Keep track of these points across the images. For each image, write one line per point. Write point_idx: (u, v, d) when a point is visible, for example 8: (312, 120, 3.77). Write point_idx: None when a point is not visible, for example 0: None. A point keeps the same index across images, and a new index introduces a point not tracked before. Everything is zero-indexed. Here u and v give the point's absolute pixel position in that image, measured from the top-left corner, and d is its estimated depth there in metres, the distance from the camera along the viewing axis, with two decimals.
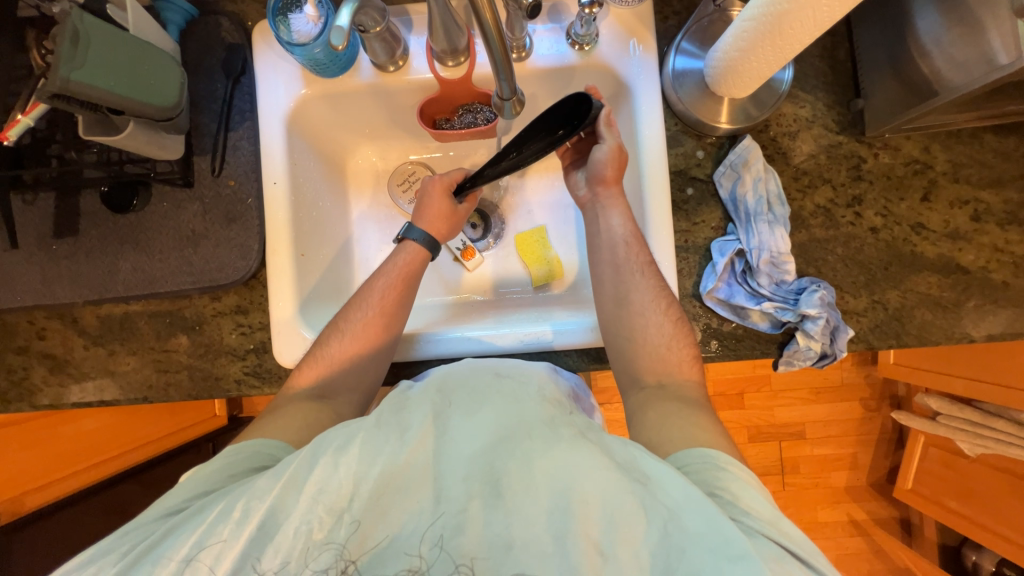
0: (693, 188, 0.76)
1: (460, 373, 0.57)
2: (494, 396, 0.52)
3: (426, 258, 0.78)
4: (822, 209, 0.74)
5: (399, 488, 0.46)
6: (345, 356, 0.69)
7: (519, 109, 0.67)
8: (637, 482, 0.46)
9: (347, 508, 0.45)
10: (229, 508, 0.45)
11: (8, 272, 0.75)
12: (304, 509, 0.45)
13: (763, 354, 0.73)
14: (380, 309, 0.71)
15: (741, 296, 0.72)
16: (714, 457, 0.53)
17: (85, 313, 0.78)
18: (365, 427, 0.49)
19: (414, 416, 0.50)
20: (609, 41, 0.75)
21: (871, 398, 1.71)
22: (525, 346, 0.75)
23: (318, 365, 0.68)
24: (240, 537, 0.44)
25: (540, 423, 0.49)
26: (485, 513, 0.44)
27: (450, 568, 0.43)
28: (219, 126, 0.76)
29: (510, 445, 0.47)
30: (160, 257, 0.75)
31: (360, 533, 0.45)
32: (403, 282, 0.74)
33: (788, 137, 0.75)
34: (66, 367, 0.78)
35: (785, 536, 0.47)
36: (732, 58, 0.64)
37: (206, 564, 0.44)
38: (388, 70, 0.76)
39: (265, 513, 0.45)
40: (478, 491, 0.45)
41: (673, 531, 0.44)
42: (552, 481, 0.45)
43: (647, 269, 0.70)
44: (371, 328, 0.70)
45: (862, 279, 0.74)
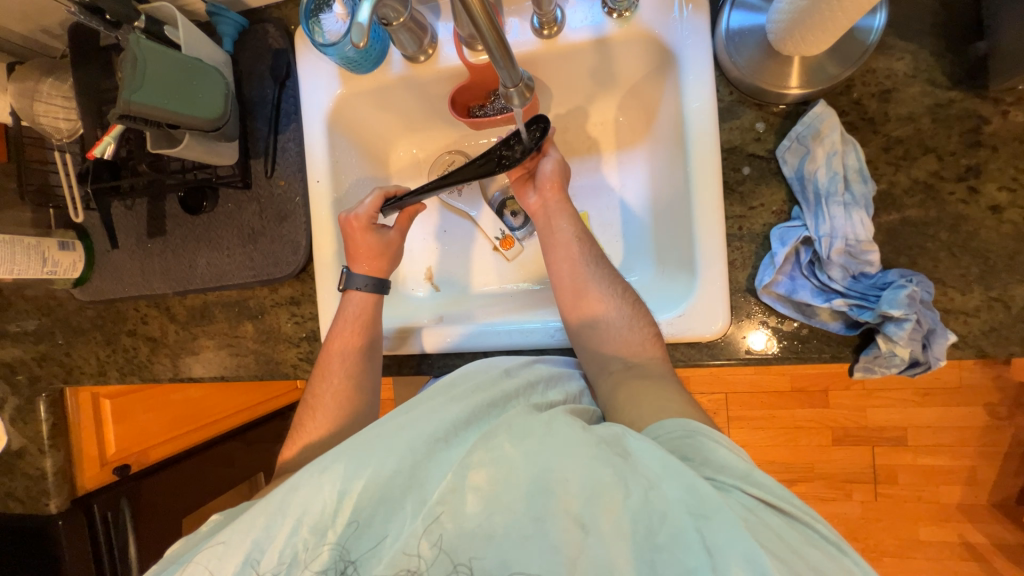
0: (751, 167, 0.66)
1: (471, 370, 0.61)
2: (473, 394, 0.55)
3: (377, 300, 0.78)
4: (922, 185, 0.61)
5: (386, 494, 0.48)
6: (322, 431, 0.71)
7: (528, 94, 0.61)
8: (616, 457, 0.47)
9: (332, 524, 0.47)
10: (212, 547, 0.48)
11: (117, 268, 0.88)
12: (289, 532, 0.47)
13: (833, 358, 0.63)
14: (340, 334, 0.75)
15: (806, 291, 0.62)
16: (689, 424, 0.53)
17: (174, 303, 0.90)
18: (348, 445, 0.51)
19: (398, 421, 0.53)
20: (652, 4, 0.67)
21: (1000, 403, 1.43)
22: (558, 343, 0.73)
23: (301, 438, 0.73)
24: (227, 569, 0.46)
25: (519, 414, 0.51)
26: (465, 501, 0.45)
27: (449, 569, 0.43)
28: (270, 129, 0.81)
29: (485, 437, 0.48)
30: (229, 253, 0.84)
31: (354, 535, 0.47)
32: (359, 334, 0.75)
33: (878, 98, 0.62)
34: (164, 348, 0.91)
35: (762, 487, 0.46)
36: (805, 8, 0.54)
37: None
38: (419, 61, 0.75)
39: (250, 544, 0.47)
40: (458, 483, 0.46)
41: (654, 499, 0.44)
42: (529, 464, 0.46)
43: (601, 260, 0.71)
44: (336, 386, 0.73)
45: (975, 270, 0.59)
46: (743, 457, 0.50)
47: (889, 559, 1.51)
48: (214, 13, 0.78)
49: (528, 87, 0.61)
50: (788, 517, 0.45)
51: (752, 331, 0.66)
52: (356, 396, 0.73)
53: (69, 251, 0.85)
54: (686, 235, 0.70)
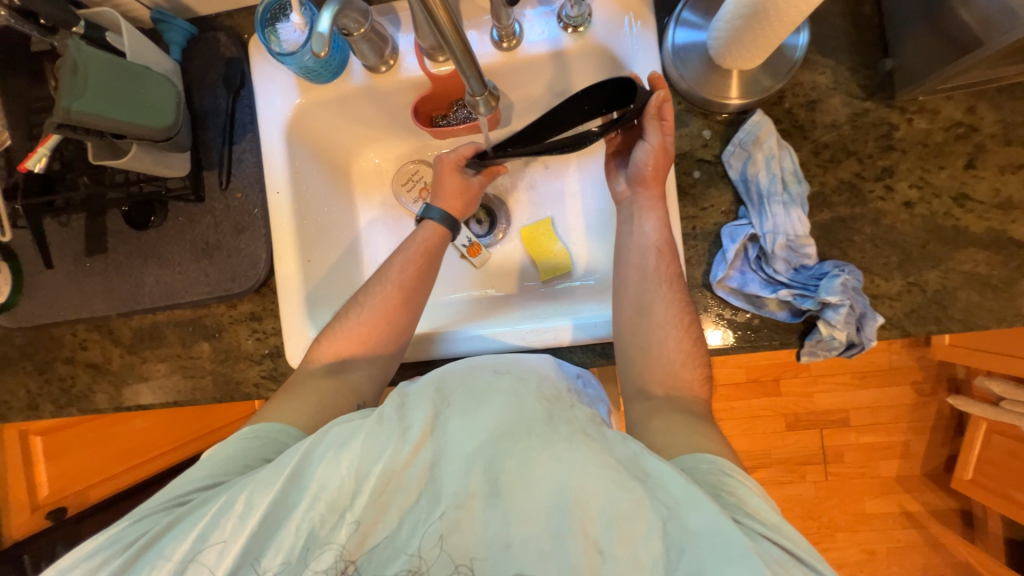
0: (701, 171, 0.71)
1: (459, 372, 0.60)
2: (493, 395, 0.54)
3: (446, 235, 0.79)
4: (847, 185, 0.68)
5: (400, 484, 0.48)
6: (362, 327, 0.71)
7: (495, 103, 0.64)
8: (637, 480, 0.48)
9: (349, 505, 0.48)
10: (233, 501, 0.49)
11: (51, 290, 0.82)
12: (306, 508, 0.48)
13: (782, 345, 0.69)
14: (411, 252, 0.76)
15: (755, 284, 0.67)
16: (722, 463, 0.52)
17: (119, 325, 0.84)
18: (367, 424, 0.52)
19: (417, 416, 0.52)
20: (604, 20, 0.71)
21: (925, 381, 1.59)
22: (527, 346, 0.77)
23: (339, 339, 0.71)
24: (243, 535, 0.47)
25: (540, 419, 0.51)
26: (482, 513, 0.47)
27: (450, 568, 0.45)
28: (223, 140, 0.79)
29: (509, 444, 0.49)
30: (180, 269, 0.80)
31: (359, 533, 0.47)
32: (423, 258, 0.76)
33: (805, 108, 0.69)
34: (108, 374, 0.84)
35: (788, 540, 0.47)
36: (741, 25, 0.59)
37: (213, 554, 0.47)
38: (380, 71, 0.76)
39: (268, 507, 0.48)
40: (478, 490, 0.47)
41: (675, 527, 0.45)
42: (551, 481, 0.47)
43: (674, 282, 0.67)
44: (394, 299, 0.73)
45: (895, 259, 0.67)
46: (774, 507, 0.50)
47: (841, 534, 1.62)
48: (159, 20, 0.75)
49: (494, 96, 0.63)
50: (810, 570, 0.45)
51: (708, 334, 0.70)
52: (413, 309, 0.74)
53: None
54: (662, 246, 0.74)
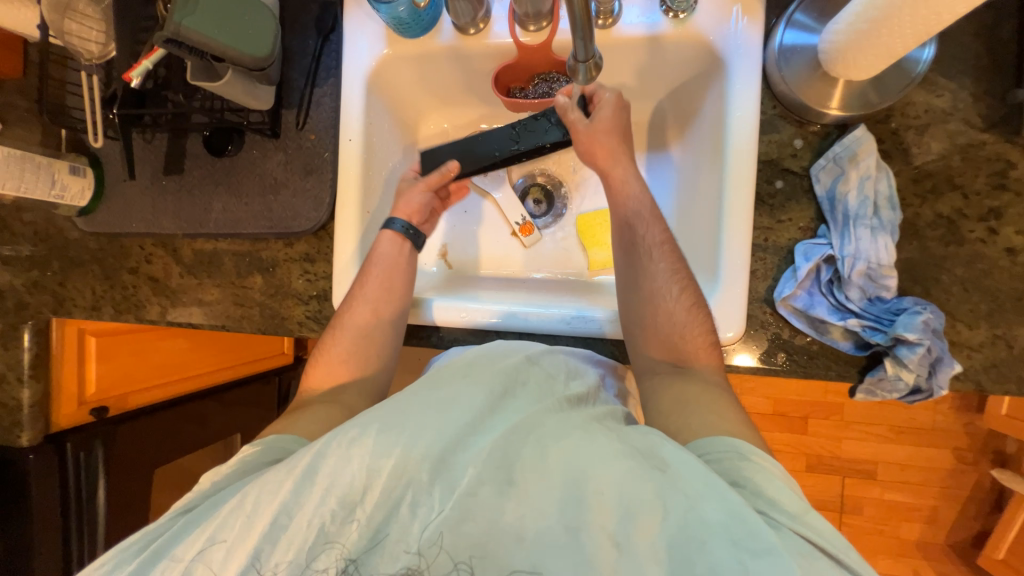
0: (784, 181, 0.67)
1: (484, 356, 0.59)
2: (509, 387, 0.55)
3: (406, 245, 0.78)
4: (944, 220, 0.63)
5: (411, 477, 0.47)
6: (345, 349, 0.74)
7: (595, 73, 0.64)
8: (655, 469, 0.47)
9: (360, 500, 0.47)
10: (241, 503, 0.48)
11: (127, 201, 0.87)
12: (317, 501, 0.47)
13: (839, 377, 0.65)
14: (376, 266, 0.75)
15: (823, 308, 0.64)
16: (739, 447, 0.52)
17: (183, 246, 0.88)
18: (379, 420, 0.51)
19: (431, 402, 0.53)
20: (708, 9, 0.68)
21: (968, 449, 1.49)
22: (573, 329, 0.75)
23: (323, 363, 0.74)
24: (253, 533, 0.46)
25: (551, 412, 0.52)
26: (493, 498, 0.46)
27: (450, 566, 0.45)
28: (307, 82, 0.80)
29: (521, 435, 0.49)
30: (247, 201, 0.83)
31: (373, 519, 0.47)
32: (382, 272, 0.75)
33: (913, 131, 0.64)
34: (166, 291, 0.88)
35: (812, 529, 0.45)
36: (861, 31, 0.55)
37: (222, 553, 0.47)
38: (468, 33, 0.75)
39: (278, 505, 0.47)
40: (489, 478, 0.47)
41: (693, 521, 0.44)
42: (564, 470, 0.47)
43: (658, 251, 0.69)
44: (360, 317, 0.74)
45: (984, 307, 0.62)
46: (799, 497, 0.49)
47: None
48: None
49: (597, 65, 0.63)
50: (840, 564, 0.44)
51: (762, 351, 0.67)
52: (382, 318, 0.75)
53: (79, 177, 0.84)
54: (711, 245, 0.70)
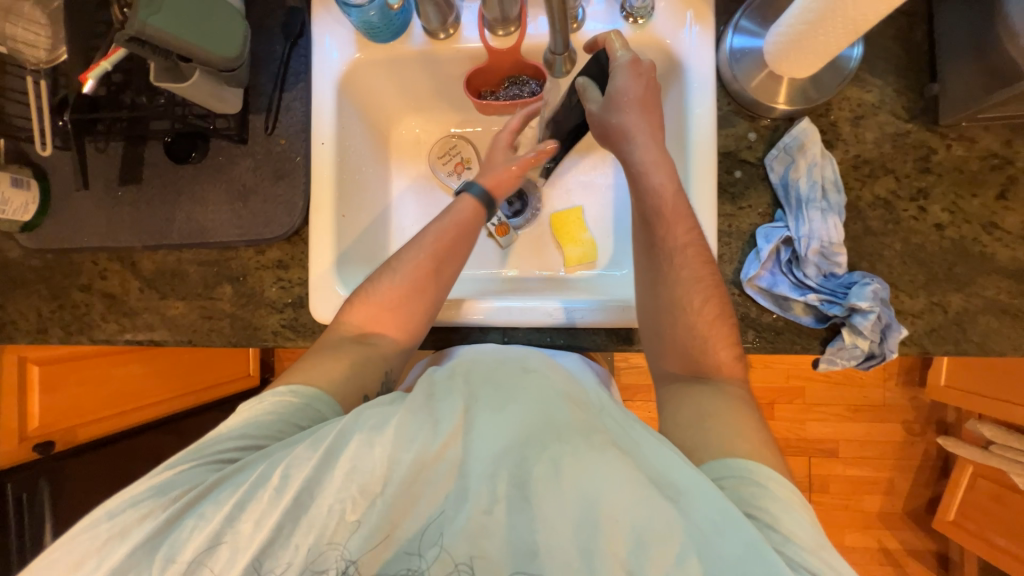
0: (742, 171, 0.72)
1: (483, 364, 0.62)
2: (519, 393, 0.55)
3: (480, 213, 0.74)
4: (882, 201, 0.70)
5: (431, 473, 0.49)
6: (394, 294, 0.69)
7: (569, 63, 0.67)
8: (671, 499, 0.47)
9: (380, 491, 0.48)
10: (268, 474, 0.49)
11: (78, 213, 0.82)
12: (339, 487, 0.48)
13: (803, 349, 0.70)
14: (443, 223, 0.72)
15: (785, 286, 0.69)
16: (751, 473, 0.52)
17: (142, 259, 0.83)
18: (402, 412, 0.52)
19: (447, 409, 0.53)
20: (665, 15, 0.73)
21: (914, 421, 1.62)
22: (556, 323, 0.78)
23: (373, 302, 0.69)
24: (268, 524, 0.47)
25: (572, 425, 0.52)
26: (510, 514, 0.47)
27: (449, 567, 0.46)
28: (275, 86, 0.79)
29: (537, 448, 0.49)
30: (213, 209, 0.80)
31: (387, 515, 0.47)
32: (456, 235, 0.72)
33: (850, 123, 0.71)
34: (123, 307, 0.83)
35: (828, 567, 0.46)
36: (798, 32, 0.61)
37: (249, 526, 0.47)
38: (439, 38, 0.77)
39: (302, 484, 0.48)
40: (506, 495, 0.48)
41: (707, 552, 0.44)
42: (580, 493, 0.47)
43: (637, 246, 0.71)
44: (421, 267, 0.70)
45: (921, 278, 0.69)
46: (812, 528, 0.49)
47: None
48: None
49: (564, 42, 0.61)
50: None
51: None
52: (441, 274, 0.71)
53: (22, 190, 0.78)
54: None
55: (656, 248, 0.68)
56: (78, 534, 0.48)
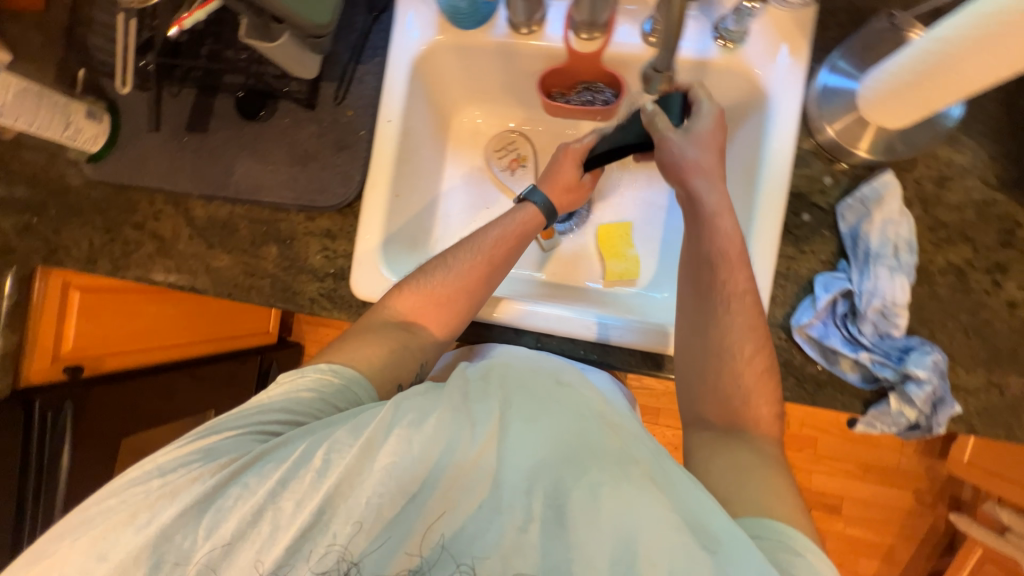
0: (810, 215, 0.70)
1: (517, 369, 0.60)
2: (552, 406, 0.55)
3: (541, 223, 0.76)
4: (954, 269, 0.66)
5: (467, 481, 0.50)
6: (444, 289, 0.71)
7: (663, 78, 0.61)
8: (708, 550, 0.46)
9: (416, 490, 0.50)
10: (311, 455, 0.51)
11: (142, 153, 0.84)
12: (379, 480, 0.50)
13: (843, 407, 0.68)
14: (511, 231, 0.74)
15: (836, 339, 0.66)
16: (789, 539, 0.50)
17: (196, 207, 0.84)
18: (440, 410, 0.53)
19: (482, 413, 0.53)
20: (758, 43, 0.71)
21: (927, 492, 1.57)
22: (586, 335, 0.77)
23: (422, 293, 0.71)
24: (308, 506, 0.49)
25: (610, 452, 0.52)
26: (544, 537, 0.48)
27: (450, 568, 0.48)
28: (351, 57, 0.79)
29: (574, 470, 0.50)
30: (272, 169, 0.81)
31: (420, 515, 0.50)
32: (515, 243, 0.74)
33: (934, 183, 0.68)
34: (171, 251, 0.85)
35: None
36: (900, 79, 0.58)
37: (290, 505, 0.50)
38: (521, 33, 0.76)
39: (343, 471, 0.50)
40: (542, 516, 0.48)
41: None
42: (617, 527, 0.47)
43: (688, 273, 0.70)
44: (477, 270, 0.71)
45: (983, 355, 0.66)
46: None
47: None
48: None
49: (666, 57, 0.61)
50: None
51: None
52: (494, 279, 0.73)
53: (94, 122, 0.80)
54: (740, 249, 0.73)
55: (704, 282, 0.67)
56: (138, 482, 0.53)
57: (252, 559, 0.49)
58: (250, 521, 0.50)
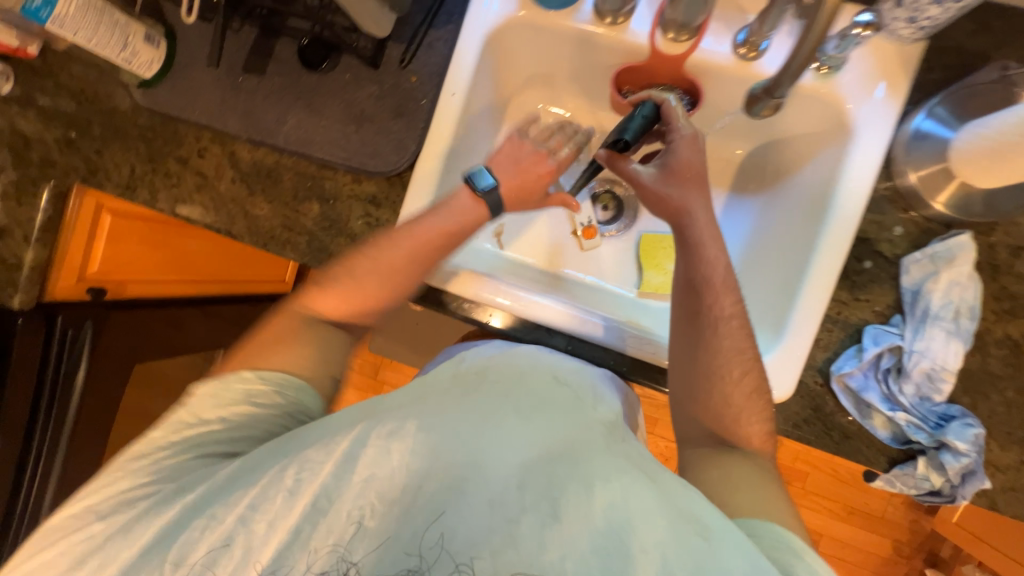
0: (872, 263, 0.67)
1: (510, 367, 0.64)
2: (538, 411, 0.58)
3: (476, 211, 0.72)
4: (1010, 343, 0.64)
5: (455, 478, 0.52)
6: (362, 284, 0.70)
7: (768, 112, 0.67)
8: (698, 535, 0.49)
9: (399, 498, 0.51)
10: (284, 475, 0.52)
11: (195, 86, 0.81)
12: (358, 492, 0.51)
13: (866, 461, 0.67)
14: (449, 212, 0.71)
15: (874, 394, 0.65)
16: (789, 541, 0.52)
17: (242, 150, 0.82)
18: (419, 416, 0.56)
19: (468, 414, 0.56)
20: (855, 73, 0.67)
21: (906, 543, 1.59)
22: (599, 338, 0.76)
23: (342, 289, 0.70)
24: (294, 511, 0.50)
25: (598, 448, 0.55)
26: (536, 531, 0.49)
27: (450, 566, 0.49)
28: (424, 21, 0.76)
29: (566, 465, 0.53)
30: (325, 124, 0.78)
31: (406, 521, 0.50)
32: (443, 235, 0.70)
33: (1008, 251, 0.65)
34: (211, 191, 0.83)
35: None
36: (1007, 140, 0.54)
37: (263, 526, 0.50)
38: (605, 22, 0.72)
39: (319, 487, 0.51)
40: (535, 508, 0.50)
41: None
42: (609, 515, 0.50)
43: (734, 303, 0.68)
44: (393, 260, 0.70)
45: (1021, 434, 0.64)
46: None
47: None
48: None
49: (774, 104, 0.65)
50: None
51: (799, 418, 0.68)
52: (426, 265, 0.71)
53: (151, 47, 0.78)
54: (790, 284, 0.71)
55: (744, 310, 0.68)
56: (80, 516, 0.52)
57: (249, 560, 0.49)
58: (238, 525, 0.50)
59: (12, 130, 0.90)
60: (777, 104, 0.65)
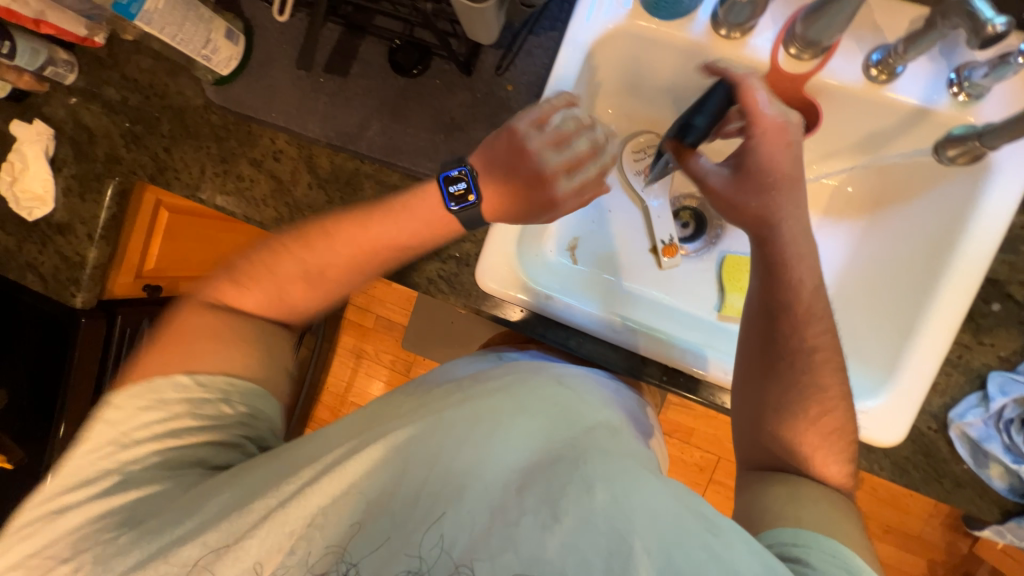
0: (1001, 305, 0.64)
1: (503, 373, 0.62)
2: (533, 412, 0.55)
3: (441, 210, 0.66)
4: None
5: (448, 483, 0.49)
6: (274, 270, 0.66)
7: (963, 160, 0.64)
8: (709, 533, 0.46)
9: (390, 505, 0.50)
10: (281, 487, 0.52)
11: (273, 86, 0.78)
12: (353, 506, 0.50)
13: (977, 511, 0.65)
14: (406, 215, 0.65)
15: (996, 445, 0.62)
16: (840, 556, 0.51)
17: (321, 155, 0.77)
18: (408, 426, 0.55)
19: (461, 418, 0.54)
20: (996, 103, 0.63)
21: (941, 564, 1.57)
22: (618, 339, 0.72)
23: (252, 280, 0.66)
24: (289, 522, 0.50)
25: (600, 446, 0.52)
26: (534, 529, 0.45)
27: (449, 568, 0.45)
28: (523, 26, 0.73)
29: (562, 464, 0.50)
30: (411, 131, 0.74)
31: (399, 529, 0.48)
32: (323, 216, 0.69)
33: None
34: (285, 197, 0.77)
35: None
36: None
37: (258, 544, 0.49)
38: (721, 34, 0.67)
39: (316, 506, 0.51)
40: (533, 508, 0.46)
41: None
42: (610, 512, 0.45)
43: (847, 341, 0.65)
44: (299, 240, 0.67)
45: None
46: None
47: None
48: None
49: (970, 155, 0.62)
50: None
51: (910, 463, 0.65)
52: (375, 257, 0.67)
53: (231, 43, 0.74)
54: (902, 321, 0.67)
55: None
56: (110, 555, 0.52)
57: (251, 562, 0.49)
58: (242, 532, 0.50)
59: (75, 122, 0.87)
60: (977, 155, 0.62)
